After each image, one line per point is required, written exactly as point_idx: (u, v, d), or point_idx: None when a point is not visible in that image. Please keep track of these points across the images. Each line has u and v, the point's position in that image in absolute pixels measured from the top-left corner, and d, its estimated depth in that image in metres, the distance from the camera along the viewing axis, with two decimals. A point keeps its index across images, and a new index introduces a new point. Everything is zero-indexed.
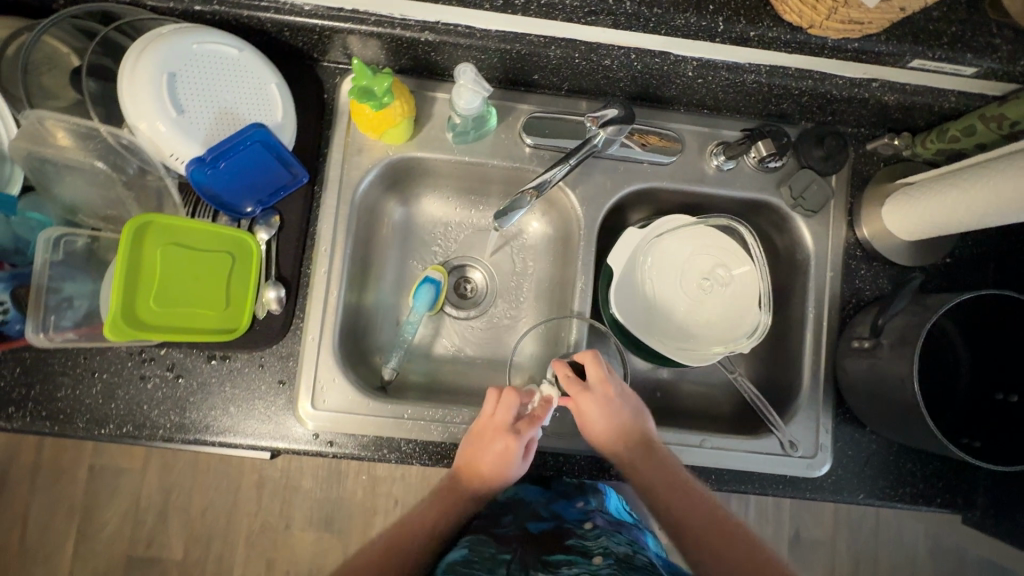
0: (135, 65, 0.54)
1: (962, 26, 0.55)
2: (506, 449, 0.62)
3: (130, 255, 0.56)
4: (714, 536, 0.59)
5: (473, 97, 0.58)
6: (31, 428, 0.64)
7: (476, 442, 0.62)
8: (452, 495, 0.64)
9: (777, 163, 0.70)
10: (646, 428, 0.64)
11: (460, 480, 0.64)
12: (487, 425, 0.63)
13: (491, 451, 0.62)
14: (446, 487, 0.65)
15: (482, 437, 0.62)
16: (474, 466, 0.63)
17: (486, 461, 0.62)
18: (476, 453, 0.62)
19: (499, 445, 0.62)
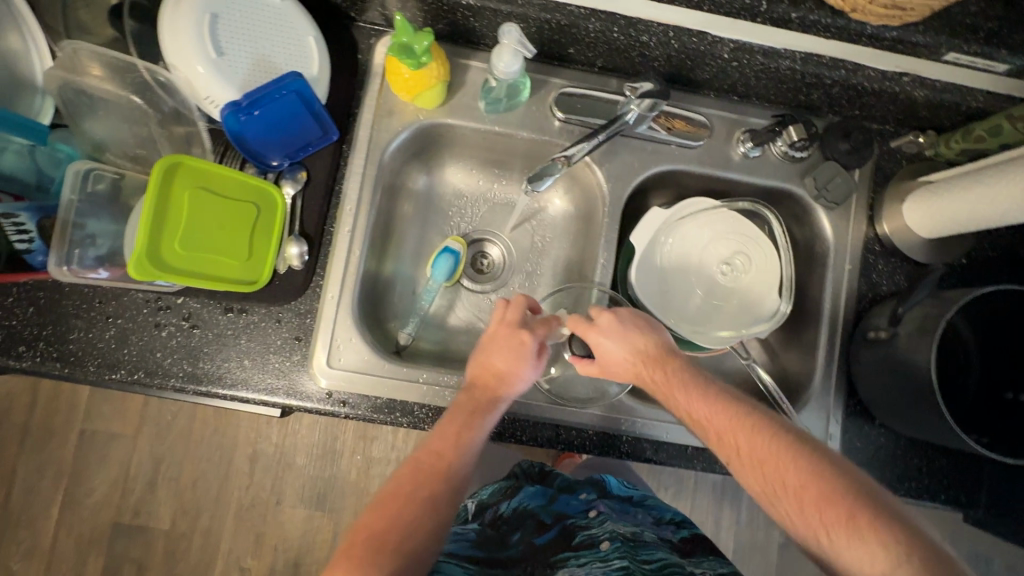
0: (178, 4, 0.53)
1: (998, 22, 0.56)
2: (519, 345, 0.61)
3: (159, 195, 0.56)
4: (771, 468, 0.49)
5: (513, 59, 0.59)
6: (40, 369, 0.63)
7: (487, 347, 0.62)
8: (475, 415, 0.58)
9: (803, 153, 0.71)
10: (660, 342, 0.60)
11: (479, 398, 0.59)
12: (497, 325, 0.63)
13: (498, 356, 0.61)
14: (465, 407, 0.59)
15: (493, 339, 0.62)
16: (488, 371, 0.61)
17: (499, 361, 0.60)
18: (488, 354, 0.61)
19: (512, 343, 0.61)
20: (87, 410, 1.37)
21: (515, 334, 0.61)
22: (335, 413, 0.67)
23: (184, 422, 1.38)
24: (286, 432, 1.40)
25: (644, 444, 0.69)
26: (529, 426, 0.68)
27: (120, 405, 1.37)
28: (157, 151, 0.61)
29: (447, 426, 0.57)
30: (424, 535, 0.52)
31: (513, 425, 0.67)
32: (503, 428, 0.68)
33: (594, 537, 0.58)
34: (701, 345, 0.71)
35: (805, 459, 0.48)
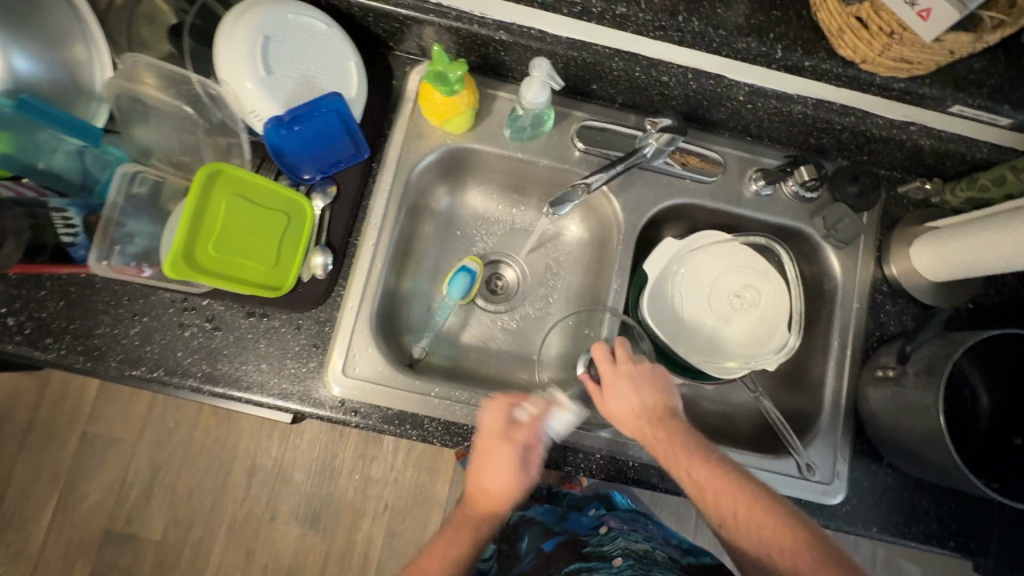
0: (235, 25, 0.58)
1: (1000, 79, 0.59)
2: (504, 464, 0.57)
3: (198, 200, 0.59)
4: (765, 531, 0.53)
5: (541, 90, 0.63)
6: (63, 362, 0.65)
7: (479, 459, 0.58)
8: (473, 526, 0.58)
9: (813, 193, 0.73)
10: (672, 406, 0.62)
11: (478, 509, 0.59)
12: (488, 438, 0.58)
13: (493, 469, 0.57)
14: (466, 518, 0.59)
15: (487, 454, 0.58)
16: (482, 484, 0.58)
17: (495, 480, 0.57)
18: (482, 466, 0.58)
19: (500, 462, 0.57)
20: (90, 413, 1.36)
21: (505, 448, 0.57)
22: (345, 422, 0.68)
23: (185, 431, 1.37)
24: (286, 446, 1.39)
25: (650, 470, 0.69)
26: None
27: (123, 410, 1.37)
28: (200, 157, 0.64)
29: (449, 534, 0.59)
30: None
31: None
32: None
33: (605, 551, 0.59)
34: (709, 376, 0.72)
35: (781, 520, 0.53)
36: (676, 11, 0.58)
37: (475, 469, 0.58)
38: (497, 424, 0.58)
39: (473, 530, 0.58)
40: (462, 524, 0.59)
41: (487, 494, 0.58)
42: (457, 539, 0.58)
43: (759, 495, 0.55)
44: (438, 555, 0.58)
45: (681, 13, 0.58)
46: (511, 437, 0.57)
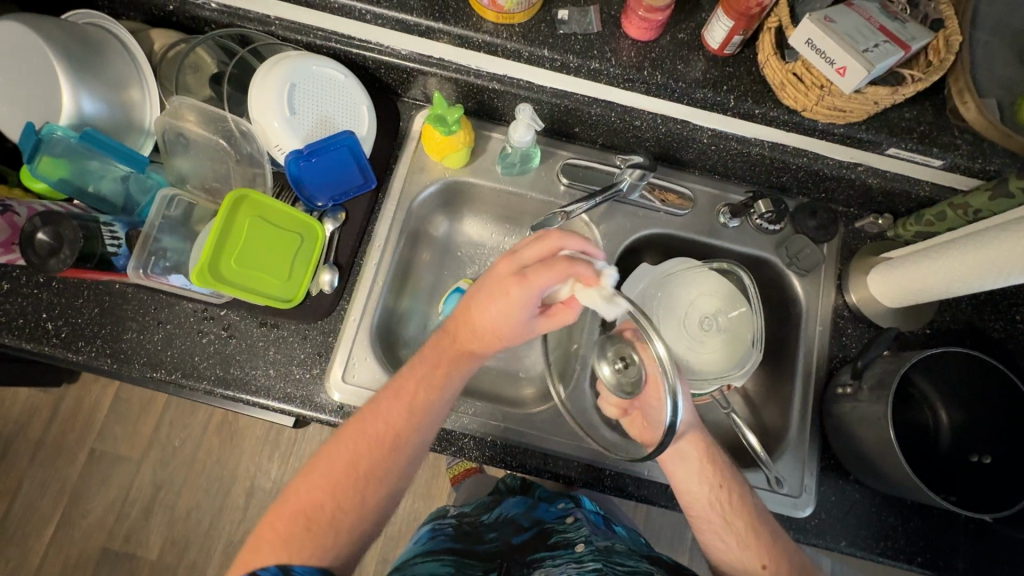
0: (267, 74, 0.68)
1: (929, 126, 0.67)
2: (507, 299, 0.57)
3: (225, 221, 0.67)
4: (755, 552, 0.63)
5: (526, 131, 0.72)
6: (93, 362, 0.72)
7: (486, 293, 0.59)
8: (455, 359, 0.62)
9: (776, 226, 0.81)
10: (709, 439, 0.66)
11: (462, 340, 0.62)
12: (502, 272, 0.59)
13: (492, 302, 0.58)
14: (446, 350, 0.63)
15: (494, 282, 0.59)
16: (474, 317, 0.60)
17: (492, 312, 0.58)
18: (484, 298, 0.59)
19: (503, 292, 0.57)
20: (100, 430, 1.35)
21: (512, 285, 0.57)
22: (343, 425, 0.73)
23: (189, 450, 1.36)
24: (285, 469, 1.36)
25: (626, 479, 0.73)
26: (519, 453, 0.73)
27: (131, 429, 1.36)
28: (229, 185, 0.73)
29: (421, 369, 0.62)
30: (387, 487, 0.60)
31: (504, 450, 0.73)
32: (495, 452, 0.73)
33: (569, 540, 0.72)
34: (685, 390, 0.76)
35: (768, 545, 0.63)
36: (642, 66, 0.68)
37: (480, 301, 0.59)
38: (528, 258, 0.59)
39: (451, 361, 0.62)
40: (443, 355, 0.62)
41: (473, 323, 0.60)
42: (433, 371, 0.62)
43: (752, 526, 0.64)
44: (405, 400, 0.61)
45: (646, 68, 0.68)
46: (524, 273, 0.57)
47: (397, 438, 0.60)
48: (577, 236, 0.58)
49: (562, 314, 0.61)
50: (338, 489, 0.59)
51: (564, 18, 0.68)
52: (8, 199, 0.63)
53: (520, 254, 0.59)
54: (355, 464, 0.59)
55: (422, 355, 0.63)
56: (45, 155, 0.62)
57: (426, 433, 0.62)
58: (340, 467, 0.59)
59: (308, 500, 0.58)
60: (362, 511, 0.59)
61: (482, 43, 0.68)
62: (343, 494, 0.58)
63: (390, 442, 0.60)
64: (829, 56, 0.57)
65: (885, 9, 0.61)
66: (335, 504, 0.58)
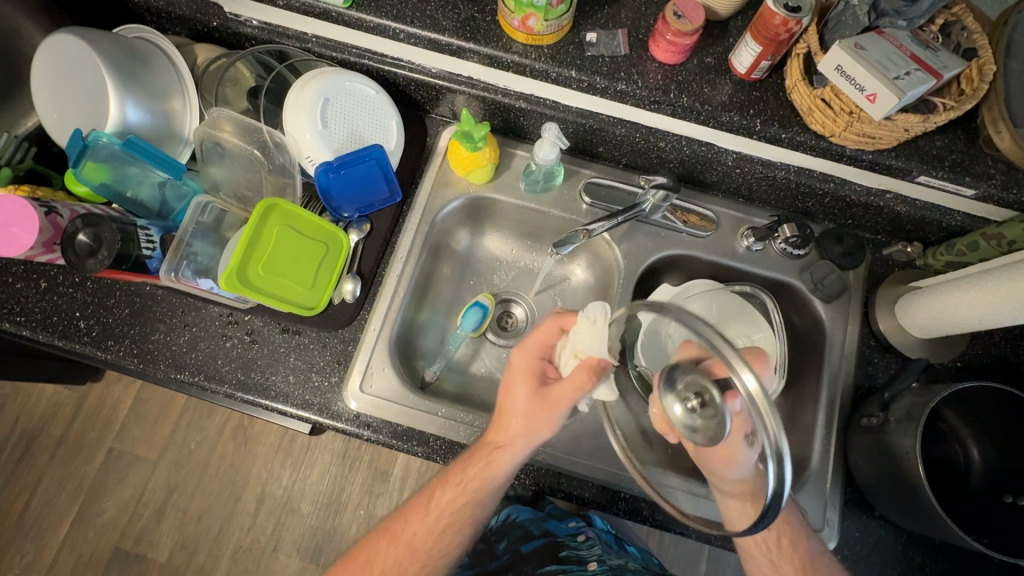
0: (302, 88, 0.70)
1: (961, 155, 0.67)
2: (521, 386, 0.61)
3: (254, 228, 0.68)
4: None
5: (551, 149, 0.73)
6: (120, 362, 0.74)
7: (505, 383, 0.64)
8: (489, 462, 0.62)
9: (801, 251, 0.79)
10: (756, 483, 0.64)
11: (490, 441, 0.63)
12: (512, 358, 0.64)
13: (509, 394, 0.63)
14: (478, 454, 0.63)
15: (507, 371, 0.64)
16: (502, 418, 0.63)
17: (512, 405, 0.62)
18: (503, 391, 0.64)
19: (509, 377, 0.63)
20: (120, 430, 1.38)
21: (514, 371, 0.63)
22: (358, 434, 0.74)
23: (205, 454, 1.37)
24: (297, 476, 1.36)
25: (640, 503, 0.72)
26: (533, 470, 0.72)
27: (149, 429, 1.38)
28: (260, 193, 0.76)
29: (455, 474, 0.65)
30: None
31: (518, 468, 0.73)
32: None
33: (581, 557, 0.80)
34: None
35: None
36: (668, 89, 0.68)
37: (501, 397, 0.64)
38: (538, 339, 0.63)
39: (484, 454, 0.63)
40: (476, 454, 0.63)
41: (502, 418, 0.63)
42: (466, 475, 0.63)
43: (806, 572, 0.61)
44: (432, 512, 0.66)
45: (673, 91, 0.68)
46: (523, 350, 0.63)
47: (427, 549, 0.65)
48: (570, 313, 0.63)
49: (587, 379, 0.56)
50: None
51: (592, 40, 0.69)
52: (53, 201, 0.66)
53: (529, 343, 0.63)
54: (376, 558, 0.67)
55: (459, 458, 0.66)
56: (89, 160, 0.65)
57: (451, 551, 0.66)
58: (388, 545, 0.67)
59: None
60: None
61: (511, 63, 0.70)
62: None
63: (419, 552, 0.65)
64: (859, 82, 0.57)
65: (916, 37, 0.61)
66: None
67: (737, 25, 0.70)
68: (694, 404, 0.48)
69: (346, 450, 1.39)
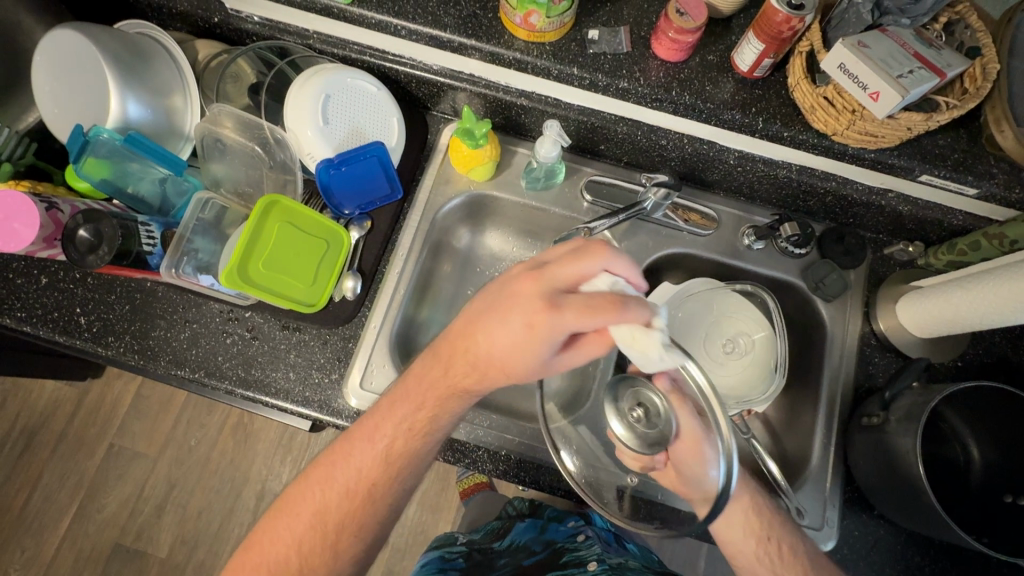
0: (304, 85, 0.70)
1: (963, 154, 0.66)
2: (518, 318, 0.52)
3: (256, 224, 0.69)
4: None
5: (552, 147, 0.72)
6: (121, 358, 0.74)
7: (490, 310, 0.54)
8: (443, 395, 0.58)
9: (802, 250, 0.79)
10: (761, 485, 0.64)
11: (454, 368, 0.57)
12: (526, 281, 0.53)
13: (510, 327, 0.52)
14: (433, 385, 0.58)
15: (512, 299, 0.53)
16: (477, 345, 0.55)
17: (505, 338, 0.53)
18: (495, 320, 0.53)
19: (509, 300, 0.53)
20: (120, 426, 1.38)
21: (541, 317, 0.50)
22: None
23: (204, 450, 1.37)
24: (296, 473, 1.37)
25: None
26: (533, 468, 0.72)
27: (149, 426, 1.38)
28: (261, 190, 0.75)
29: (396, 407, 0.59)
30: (362, 547, 0.60)
31: (518, 466, 0.73)
32: (508, 466, 0.73)
33: (581, 558, 0.80)
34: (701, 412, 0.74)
35: None
36: (670, 86, 0.68)
37: (487, 326, 0.54)
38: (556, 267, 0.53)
39: (444, 395, 0.58)
40: (436, 390, 0.58)
41: (477, 352, 0.55)
42: (411, 411, 0.59)
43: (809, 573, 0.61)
44: (380, 445, 0.60)
45: (675, 88, 0.68)
46: (556, 301, 0.50)
47: (368, 490, 0.60)
48: (619, 257, 0.53)
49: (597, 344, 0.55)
50: (310, 541, 0.59)
51: (594, 37, 0.69)
52: (53, 197, 0.66)
53: (552, 279, 0.52)
54: (324, 515, 0.60)
55: (405, 386, 0.60)
56: (90, 156, 0.65)
57: (396, 491, 0.61)
58: (341, 480, 0.60)
59: (258, 546, 0.60)
60: (335, 565, 0.59)
61: (513, 60, 0.70)
62: (310, 553, 0.59)
63: (363, 493, 0.60)
64: (862, 81, 0.57)
65: (920, 35, 0.60)
66: (301, 557, 0.58)
67: (739, 23, 0.70)
68: (638, 412, 0.60)
69: None
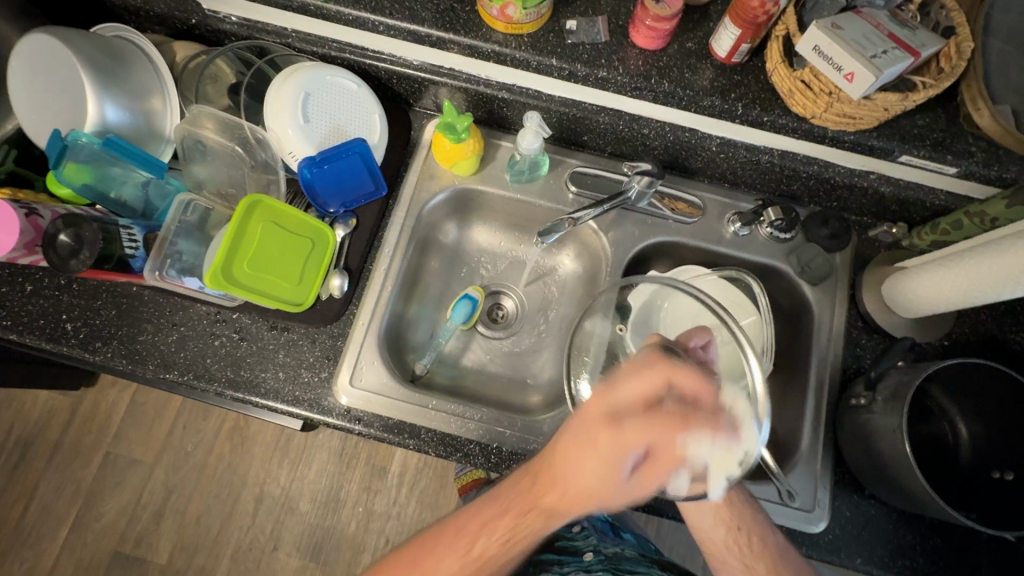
0: (282, 83, 0.70)
1: (943, 134, 0.67)
2: (591, 447, 0.54)
3: (239, 225, 0.69)
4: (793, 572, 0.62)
5: (534, 139, 0.73)
6: (108, 363, 0.74)
7: (564, 440, 0.56)
8: (536, 511, 0.58)
9: (787, 235, 0.80)
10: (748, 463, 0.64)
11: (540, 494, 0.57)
12: (594, 413, 0.55)
13: (586, 461, 0.54)
14: (522, 496, 0.59)
15: (578, 433, 0.55)
16: (557, 478, 0.56)
17: (587, 474, 0.54)
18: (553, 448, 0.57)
19: (583, 438, 0.54)
20: (116, 433, 1.38)
21: (604, 438, 0.53)
22: (349, 429, 0.73)
23: (201, 455, 1.37)
24: (294, 475, 1.37)
25: None
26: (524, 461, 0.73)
27: (145, 432, 1.38)
28: (243, 191, 0.75)
29: (495, 505, 0.61)
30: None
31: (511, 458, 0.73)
32: (500, 459, 0.73)
33: (577, 548, 0.81)
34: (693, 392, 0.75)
35: None
36: (649, 74, 0.68)
37: (564, 456, 0.55)
38: (627, 397, 0.54)
39: (535, 507, 0.58)
40: (520, 510, 0.59)
41: (558, 481, 0.56)
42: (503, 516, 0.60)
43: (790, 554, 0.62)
44: (462, 545, 0.60)
45: (654, 76, 0.68)
46: (620, 419, 0.53)
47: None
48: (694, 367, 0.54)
49: (671, 426, 0.51)
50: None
51: (572, 28, 0.69)
52: (33, 203, 0.65)
53: (619, 410, 0.54)
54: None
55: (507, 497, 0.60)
56: (70, 161, 0.65)
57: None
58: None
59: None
60: None
61: (491, 53, 0.70)
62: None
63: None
64: (837, 62, 0.57)
65: (895, 16, 0.61)
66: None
67: (716, 9, 0.70)
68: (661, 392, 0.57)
69: (343, 447, 1.39)
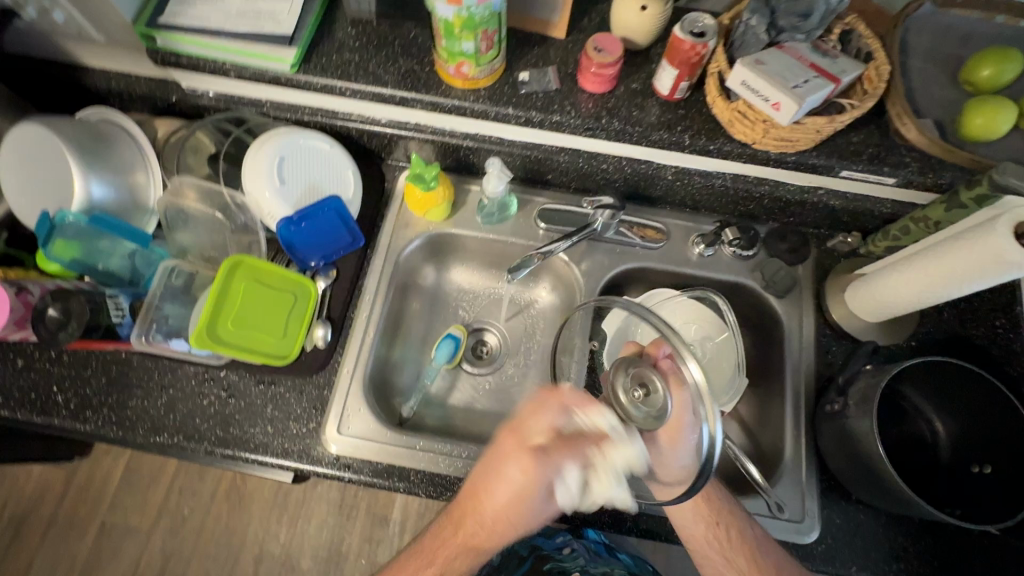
0: (259, 148, 0.74)
1: (877, 148, 0.72)
2: (504, 470, 0.58)
3: (223, 287, 0.72)
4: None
5: (499, 182, 0.77)
6: (99, 433, 0.75)
7: (489, 468, 0.60)
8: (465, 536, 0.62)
9: (748, 252, 0.83)
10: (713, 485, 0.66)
11: (465, 519, 0.61)
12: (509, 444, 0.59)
13: (507, 478, 0.58)
14: (454, 524, 0.63)
15: (492, 460, 0.59)
16: (478, 497, 0.60)
17: (500, 492, 0.58)
18: (496, 472, 0.59)
19: (501, 463, 0.59)
20: (111, 503, 1.36)
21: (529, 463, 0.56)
22: (339, 477, 0.74)
23: (198, 518, 1.35)
24: (294, 531, 1.35)
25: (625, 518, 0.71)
26: None
27: (140, 499, 1.36)
28: (226, 252, 0.79)
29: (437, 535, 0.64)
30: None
31: None
32: None
33: (565, 569, 0.81)
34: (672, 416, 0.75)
35: None
36: (600, 115, 0.73)
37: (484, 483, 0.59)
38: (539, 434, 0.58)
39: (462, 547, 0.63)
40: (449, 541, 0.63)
41: (480, 506, 0.60)
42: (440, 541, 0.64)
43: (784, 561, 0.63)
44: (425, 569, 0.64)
45: (605, 116, 0.73)
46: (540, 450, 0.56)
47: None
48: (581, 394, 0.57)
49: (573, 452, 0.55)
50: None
51: (525, 79, 0.75)
52: (23, 280, 0.68)
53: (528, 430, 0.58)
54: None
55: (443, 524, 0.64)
56: (59, 238, 0.68)
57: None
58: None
59: None
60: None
61: (453, 107, 0.75)
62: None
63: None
64: (764, 93, 0.62)
65: (816, 47, 0.66)
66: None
67: (657, 52, 0.76)
68: (638, 391, 0.61)
69: (342, 498, 1.37)
